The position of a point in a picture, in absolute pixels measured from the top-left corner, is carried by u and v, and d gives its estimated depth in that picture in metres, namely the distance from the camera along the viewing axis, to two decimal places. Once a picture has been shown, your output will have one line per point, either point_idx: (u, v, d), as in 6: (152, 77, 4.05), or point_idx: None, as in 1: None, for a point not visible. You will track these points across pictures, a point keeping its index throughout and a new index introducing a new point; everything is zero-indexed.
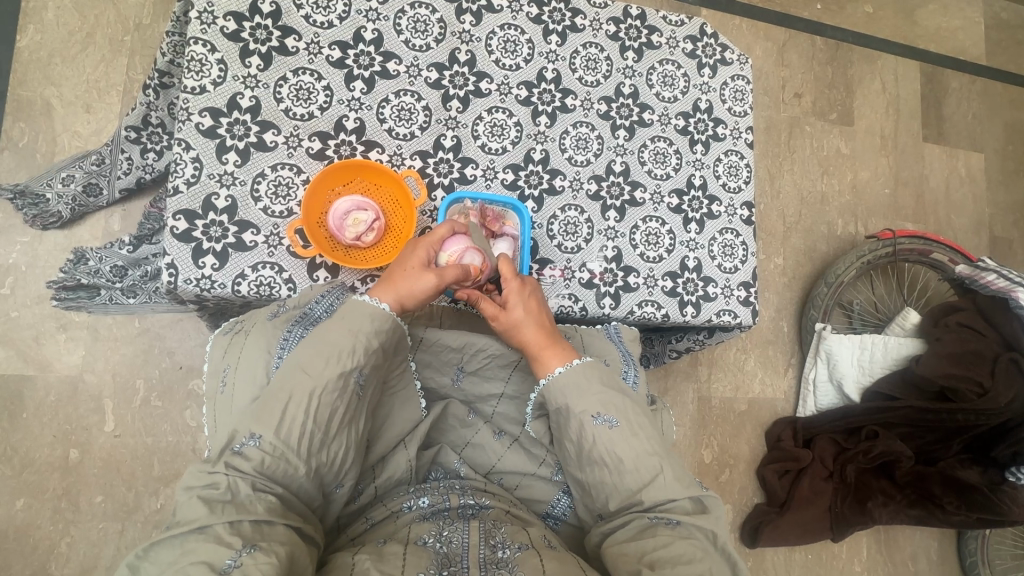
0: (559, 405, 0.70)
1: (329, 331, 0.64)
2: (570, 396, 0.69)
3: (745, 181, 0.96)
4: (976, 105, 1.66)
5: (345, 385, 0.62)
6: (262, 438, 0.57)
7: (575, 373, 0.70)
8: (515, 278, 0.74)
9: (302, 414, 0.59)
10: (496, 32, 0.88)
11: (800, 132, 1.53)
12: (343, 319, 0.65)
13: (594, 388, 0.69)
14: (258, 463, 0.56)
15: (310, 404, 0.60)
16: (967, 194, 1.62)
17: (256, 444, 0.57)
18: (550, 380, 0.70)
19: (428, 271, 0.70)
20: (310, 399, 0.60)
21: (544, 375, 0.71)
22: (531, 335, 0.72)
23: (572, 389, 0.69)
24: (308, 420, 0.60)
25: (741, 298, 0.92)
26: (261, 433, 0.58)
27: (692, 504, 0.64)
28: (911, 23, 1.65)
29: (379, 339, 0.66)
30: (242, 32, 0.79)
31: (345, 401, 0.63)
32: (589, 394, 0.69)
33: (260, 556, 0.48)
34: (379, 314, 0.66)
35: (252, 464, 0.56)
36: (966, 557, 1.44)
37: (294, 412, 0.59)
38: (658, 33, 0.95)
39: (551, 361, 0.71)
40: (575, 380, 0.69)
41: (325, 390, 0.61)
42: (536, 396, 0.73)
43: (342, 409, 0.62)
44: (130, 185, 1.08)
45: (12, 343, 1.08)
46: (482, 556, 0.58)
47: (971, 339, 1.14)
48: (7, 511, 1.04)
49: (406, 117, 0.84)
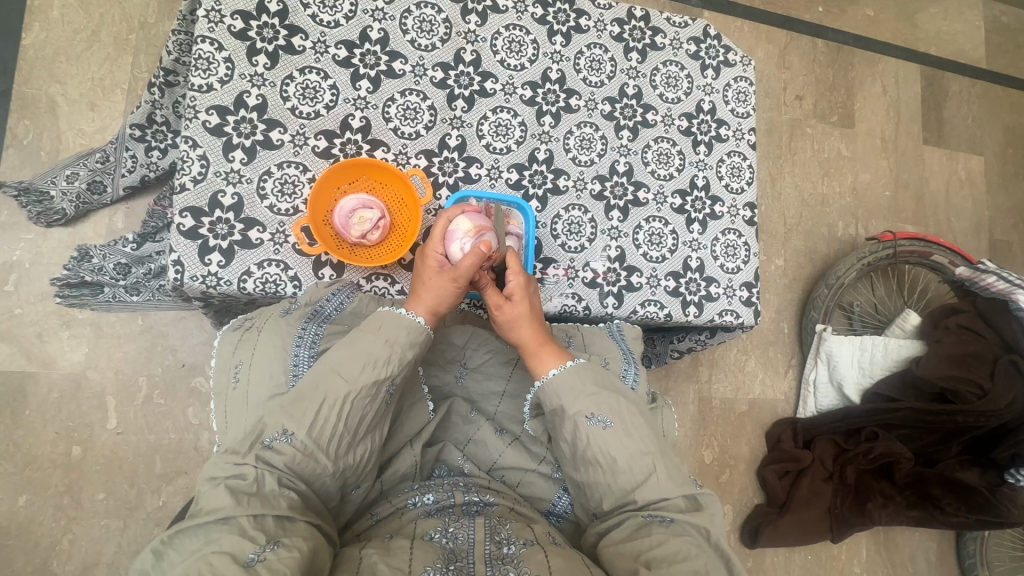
0: (554, 406, 0.71)
1: (365, 337, 0.65)
2: (564, 397, 0.70)
3: (748, 182, 0.96)
4: (976, 108, 1.67)
5: (377, 393, 0.64)
6: (294, 436, 0.58)
7: (570, 375, 0.71)
8: (520, 274, 0.74)
9: (334, 417, 0.60)
10: (501, 32, 0.89)
11: (801, 135, 1.54)
12: (380, 327, 0.66)
13: (587, 390, 0.70)
14: (289, 459, 0.57)
15: (342, 408, 0.61)
16: (966, 197, 1.62)
17: (288, 441, 0.58)
18: (545, 382, 0.71)
19: (445, 277, 0.71)
20: (343, 403, 0.61)
21: (541, 376, 0.72)
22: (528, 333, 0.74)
23: (566, 390, 0.70)
24: (339, 423, 0.61)
25: (743, 298, 0.93)
26: (294, 431, 0.59)
27: (685, 502, 0.65)
28: (912, 27, 1.66)
29: (412, 351, 0.67)
30: (249, 31, 0.79)
31: (374, 408, 0.64)
32: (583, 396, 0.69)
33: (283, 552, 0.48)
34: (415, 327, 0.68)
35: (283, 459, 0.57)
36: (964, 559, 1.44)
37: (327, 414, 0.60)
38: (661, 34, 0.96)
39: (547, 361, 0.72)
40: (569, 382, 0.70)
41: (359, 395, 0.62)
42: (532, 397, 0.74)
43: (370, 415, 0.63)
44: (134, 183, 1.08)
45: (15, 341, 1.09)
46: (489, 551, 0.59)
47: (971, 342, 1.15)
48: (10, 507, 1.04)
49: (411, 116, 0.85)
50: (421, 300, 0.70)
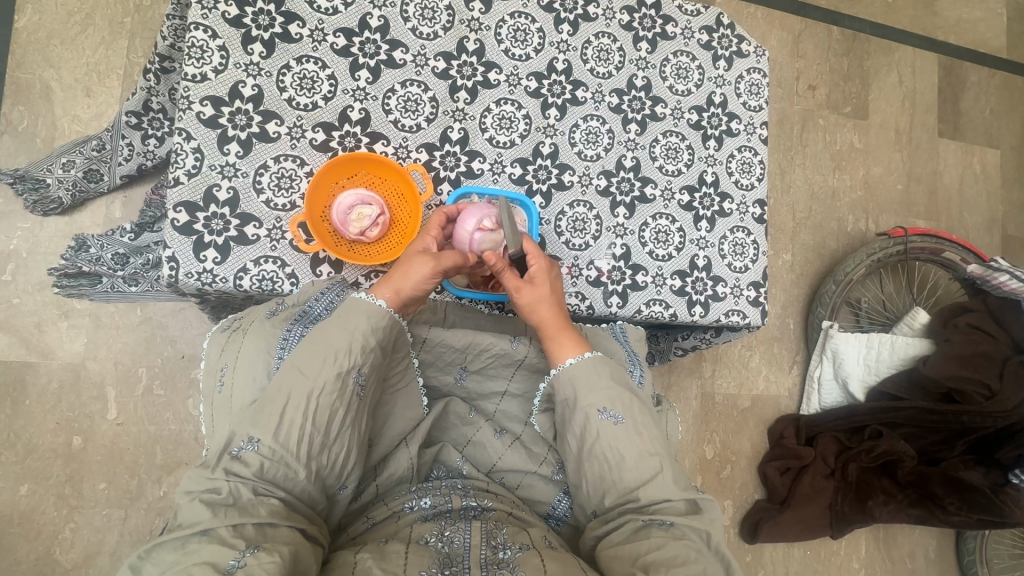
0: (566, 397, 0.69)
1: (326, 332, 0.63)
2: (577, 387, 0.68)
3: (758, 178, 0.94)
4: (994, 99, 1.63)
5: (344, 386, 0.62)
6: (260, 442, 0.57)
7: (586, 366, 0.69)
8: (540, 258, 0.74)
9: (300, 417, 0.58)
10: (505, 20, 0.86)
11: (813, 126, 1.50)
12: (339, 320, 0.64)
13: (602, 383, 0.68)
14: (257, 468, 0.55)
15: (308, 407, 0.59)
16: (981, 191, 1.59)
17: (254, 449, 0.56)
18: (561, 370, 0.70)
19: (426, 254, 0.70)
20: (307, 401, 0.59)
21: (557, 365, 0.71)
22: (552, 314, 0.72)
23: (580, 381, 0.69)
24: (306, 423, 0.59)
25: (751, 298, 0.90)
26: (259, 438, 0.57)
27: (686, 505, 0.64)
28: (932, 13, 1.61)
29: (375, 338, 0.65)
30: (244, 18, 0.77)
31: (345, 402, 0.62)
32: (597, 388, 0.68)
33: (264, 556, 0.47)
34: (376, 313, 0.65)
35: (251, 468, 0.55)
36: (964, 556, 1.44)
37: (291, 415, 0.58)
38: (672, 23, 0.92)
39: (565, 349, 0.71)
40: (585, 373, 0.69)
41: (324, 391, 0.60)
42: (545, 386, 0.72)
43: (342, 410, 0.61)
44: (131, 171, 1.06)
45: (14, 330, 1.08)
46: (483, 556, 0.58)
47: (981, 342, 1.13)
48: (12, 496, 1.04)
49: (412, 108, 0.82)
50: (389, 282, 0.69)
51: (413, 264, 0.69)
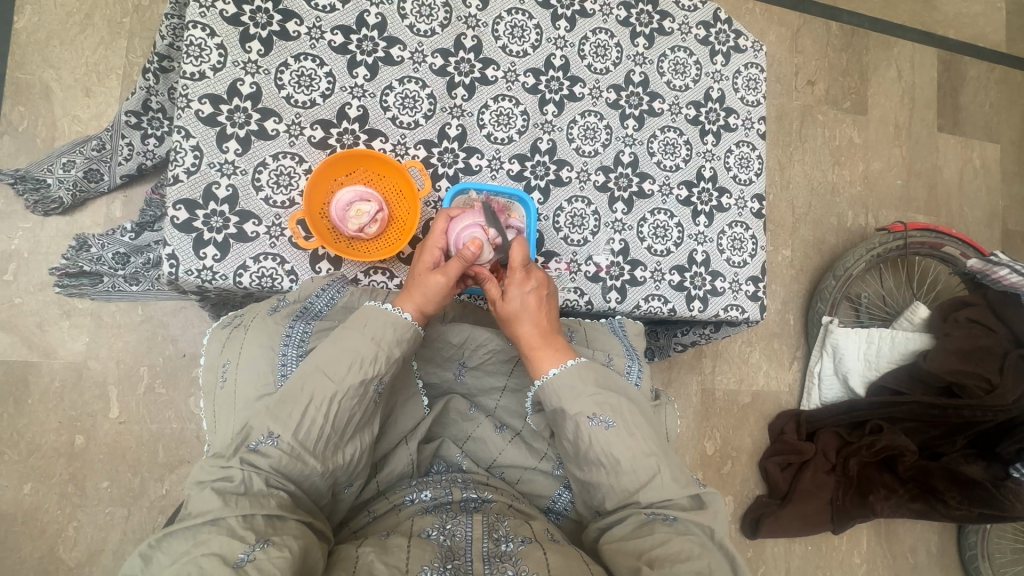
0: (553, 407, 0.69)
1: (352, 336, 0.63)
2: (563, 396, 0.68)
3: (756, 173, 0.94)
4: (993, 94, 1.62)
5: (364, 393, 0.62)
6: (280, 438, 0.57)
7: (569, 375, 0.69)
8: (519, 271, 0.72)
9: (320, 417, 0.59)
10: (502, 16, 0.86)
11: (812, 121, 1.50)
12: (366, 326, 0.64)
13: (586, 390, 0.68)
14: (275, 461, 0.56)
15: (329, 408, 0.60)
16: (981, 186, 1.59)
17: (273, 443, 0.57)
18: (544, 382, 0.69)
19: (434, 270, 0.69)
20: (330, 404, 0.60)
21: (539, 377, 0.70)
22: (532, 330, 0.71)
23: (565, 390, 0.68)
24: (326, 424, 0.59)
25: (749, 293, 0.90)
26: (279, 433, 0.57)
27: (690, 501, 0.64)
28: (930, 8, 1.60)
29: (400, 349, 0.65)
30: (242, 16, 0.77)
31: (362, 407, 0.62)
32: (583, 396, 0.68)
33: (273, 551, 0.48)
34: (402, 324, 0.65)
35: (269, 461, 0.56)
36: (966, 551, 1.44)
37: (312, 416, 0.59)
38: (669, 19, 0.93)
39: (544, 363, 0.70)
40: (569, 382, 0.69)
41: (346, 396, 0.61)
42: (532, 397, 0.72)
43: (359, 415, 0.62)
44: (131, 171, 1.06)
45: (16, 329, 1.08)
46: (486, 549, 0.58)
47: (981, 336, 1.14)
48: (15, 495, 1.05)
49: (410, 105, 0.82)
50: (412, 296, 0.68)
51: (433, 282, 0.69)
